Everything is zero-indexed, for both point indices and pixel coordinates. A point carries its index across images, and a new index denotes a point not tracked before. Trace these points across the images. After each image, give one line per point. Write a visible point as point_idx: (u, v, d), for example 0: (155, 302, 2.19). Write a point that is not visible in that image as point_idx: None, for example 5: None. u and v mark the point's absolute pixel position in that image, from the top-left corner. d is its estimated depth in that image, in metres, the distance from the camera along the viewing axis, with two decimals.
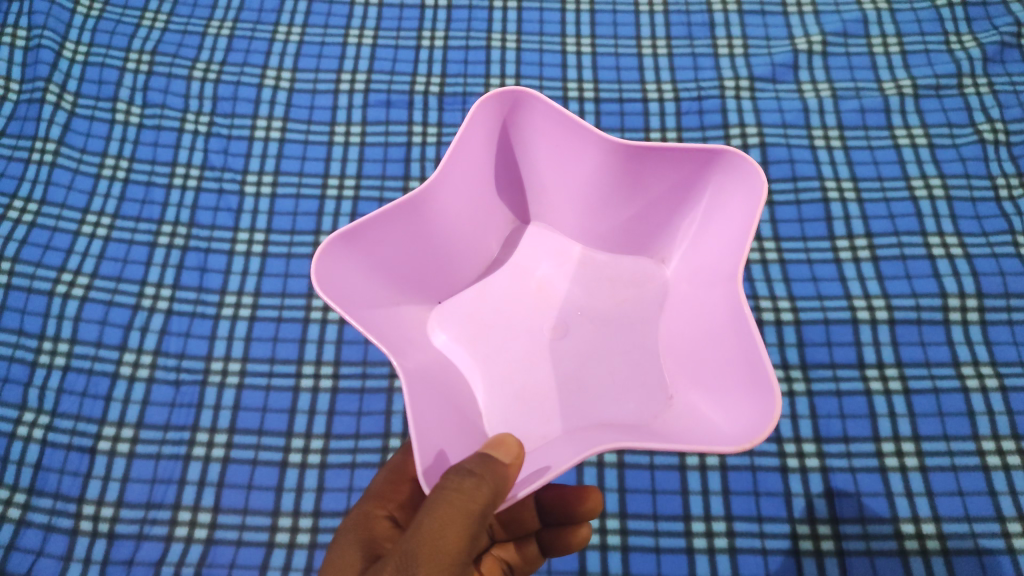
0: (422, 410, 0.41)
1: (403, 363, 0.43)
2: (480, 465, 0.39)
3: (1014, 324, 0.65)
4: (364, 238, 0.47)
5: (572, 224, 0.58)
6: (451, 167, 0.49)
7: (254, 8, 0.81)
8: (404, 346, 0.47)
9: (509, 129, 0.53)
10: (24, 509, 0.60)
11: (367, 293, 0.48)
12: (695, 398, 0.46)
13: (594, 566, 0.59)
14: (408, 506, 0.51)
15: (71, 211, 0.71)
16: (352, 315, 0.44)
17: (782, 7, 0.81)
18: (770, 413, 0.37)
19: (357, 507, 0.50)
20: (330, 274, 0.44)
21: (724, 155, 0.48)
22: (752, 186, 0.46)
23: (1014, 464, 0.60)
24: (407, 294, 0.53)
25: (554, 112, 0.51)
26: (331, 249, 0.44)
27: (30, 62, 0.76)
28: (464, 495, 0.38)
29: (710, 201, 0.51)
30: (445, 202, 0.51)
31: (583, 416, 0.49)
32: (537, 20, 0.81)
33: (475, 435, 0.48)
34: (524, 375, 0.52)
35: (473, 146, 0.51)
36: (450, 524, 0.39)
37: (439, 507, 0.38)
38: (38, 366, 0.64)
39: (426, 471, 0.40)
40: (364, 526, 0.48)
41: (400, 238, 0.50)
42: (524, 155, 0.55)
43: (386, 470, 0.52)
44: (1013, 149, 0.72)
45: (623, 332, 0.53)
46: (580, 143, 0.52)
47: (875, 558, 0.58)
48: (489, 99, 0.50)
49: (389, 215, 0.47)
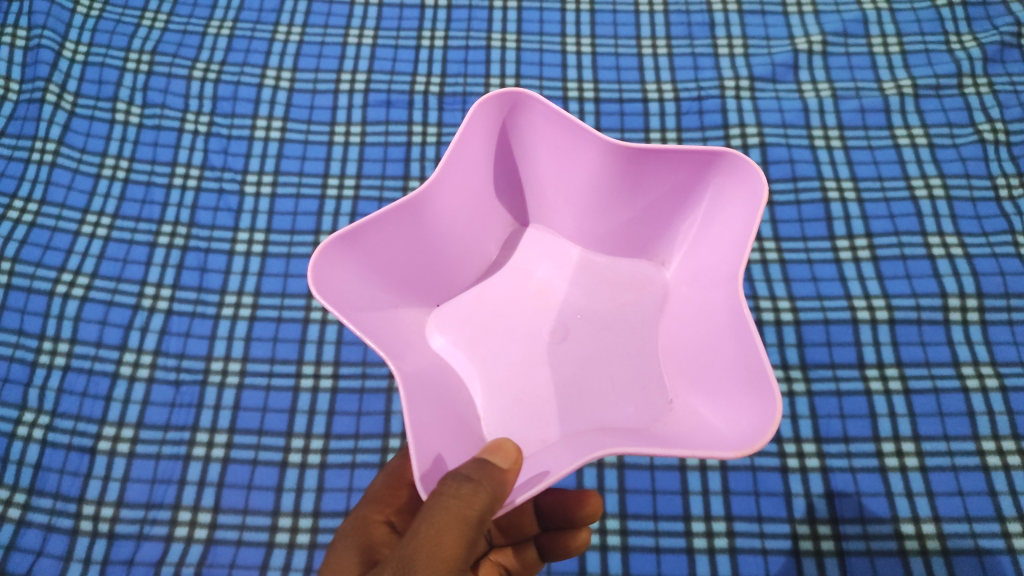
0: (419, 414, 0.41)
1: (401, 367, 0.43)
2: (477, 470, 0.39)
3: (1014, 324, 0.65)
4: (362, 240, 0.47)
5: (571, 226, 0.58)
6: (449, 168, 0.49)
7: (253, 8, 0.81)
8: (402, 349, 0.47)
9: (509, 130, 0.53)
10: (24, 510, 0.60)
11: (364, 296, 0.48)
12: (696, 402, 0.46)
13: (594, 566, 0.59)
14: (406, 511, 0.51)
15: (71, 211, 0.71)
16: (350, 318, 0.44)
17: (782, 7, 0.81)
18: (771, 418, 0.37)
19: (355, 512, 0.50)
20: (327, 276, 0.44)
21: (725, 156, 0.48)
22: (753, 188, 0.46)
23: (1014, 464, 0.60)
24: (405, 296, 0.53)
25: (553, 114, 0.51)
26: (328, 251, 0.44)
27: (30, 62, 0.76)
28: (461, 501, 0.38)
29: (711, 202, 0.51)
30: (444, 205, 0.51)
31: (583, 420, 0.49)
32: (537, 20, 0.81)
33: (473, 439, 0.48)
34: (523, 379, 0.52)
35: (472, 147, 0.51)
36: (447, 530, 0.39)
37: (436, 514, 0.38)
38: (38, 366, 0.64)
39: (425, 477, 0.40)
40: (362, 532, 0.48)
41: (398, 240, 0.50)
42: (524, 156, 0.55)
43: (385, 474, 0.52)
44: (1013, 148, 0.72)
45: (623, 335, 0.53)
46: (580, 144, 0.52)
47: (875, 558, 0.58)
48: (488, 100, 0.49)
49: (387, 217, 0.47)
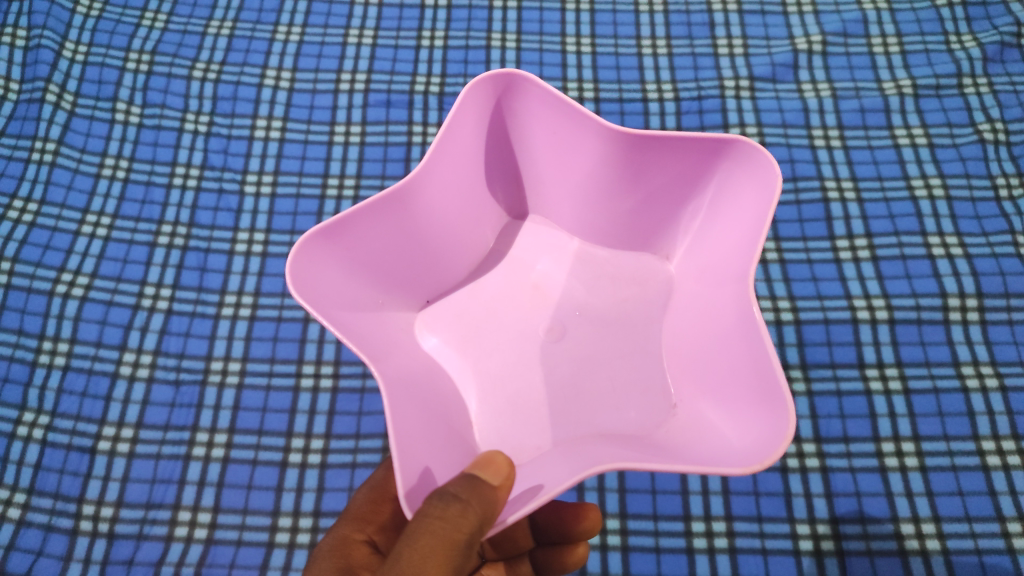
0: (405, 423, 0.41)
1: (384, 371, 0.43)
2: (466, 490, 0.39)
3: (1014, 324, 0.65)
4: (344, 234, 0.47)
5: (569, 215, 0.58)
6: (438, 158, 0.49)
7: (254, 8, 0.81)
8: (387, 351, 0.47)
9: (504, 112, 0.53)
10: (24, 510, 0.60)
11: (346, 294, 0.48)
12: (704, 407, 0.46)
13: (594, 566, 0.59)
14: (388, 529, 0.51)
15: (71, 211, 0.71)
16: (329, 316, 0.44)
17: (782, 7, 0.81)
18: (784, 430, 0.37)
19: (336, 530, 0.50)
20: (306, 271, 0.44)
21: (735, 144, 0.47)
22: (765, 179, 0.46)
23: (1014, 464, 0.60)
24: (392, 294, 0.53)
25: (552, 98, 0.50)
26: (307, 246, 0.44)
27: (30, 62, 0.76)
28: (448, 523, 0.38)
29: (717, 190, 0.51)
30: (433, 197, 0.51)
31: (581, 425, 0.49)
32: (537, 20, 0.81)
33: (466, 446, 0.48)
34: (518, 381, 0.52)
35: (463, 134, 0.51)
36: (432, 556, 0.39)
37: (420, 538, 0.38)
38: (38, 366, 0.64)
39: (410, 494, 0.39)
40: (342, 553, 0.48)
41: (383, 235, 0.50)
42: (520, 141, 0.55)
43: (368, 488, 0.52)
44: (1013, 149, 0.72)
45: (625, 335, 0.53)
46: (579, 130, 0.52)
47: (875, 558, 0.58)
48: (480, 82, 0.49)
49: (371, 210, 0.47)
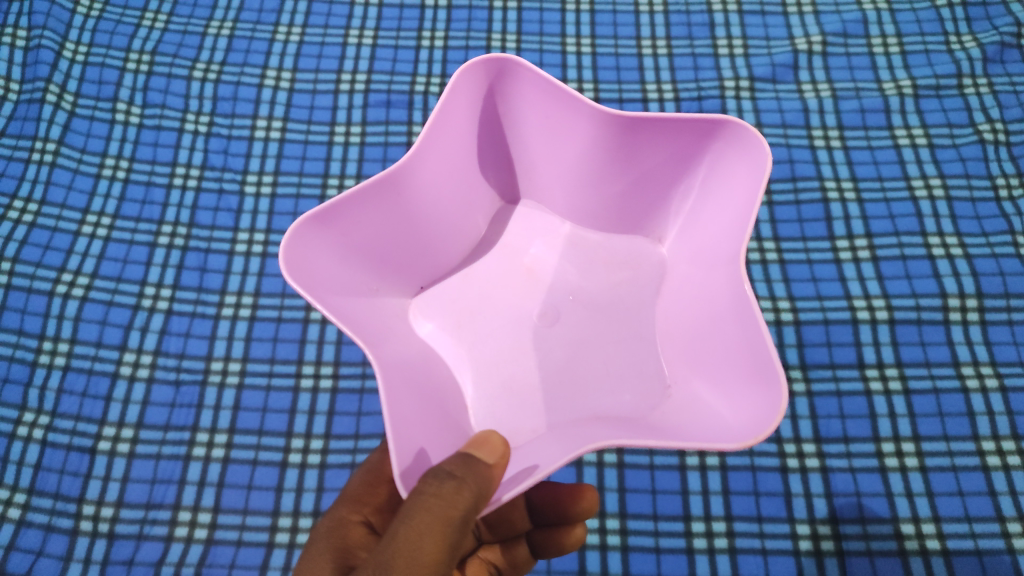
0: (399, 405, 0.41)
1: (380, 355, 0.43)
2: (461, 468, 0.39)
3: (1014, 324, 0.65)
4: (336, 219, 0.46)
5: (562, 199, 0.58)
6: (431, 142, 0.49)
7: (254, 8, 0.81)
8: (380, 336, 0.47)
9: (497, 97, 0.53)
10: (24, 510, 0.60)
11: (340, 279, 0.48)
12: (697, 387, 0.46)
13: (594, 565, 0.59)
14: (385, 510, 0.51)
15: (71, 211, 0.71)
16: (323, 300, 0.44)
17: (782, 7, 0.81)
18: (776, 405, 0.37)
19: (332, 513, 0.50)
20: (299, 256, 0.44)
21: (726, 125, 0.47)
22: (756, 159, 0.46)
23: (1014, 464, 0.60)
24: (386, 280, 0.53)
25: (543, 82, 0.50)
26: (300, 230, 0.44)
27: (30, 62, 0.76)
28: (443, 501, 0.38)
29: (709, 173, 0.51)
30: (426, 182, 0.51)
31: (576, 408, 0.49)
32: (537, 20, 0.81)
33: (460, 429, 0.48)
34: (512, 365, 0.52)
35: (455, 118, 0.51)
36: (428, 533, 0.38)
37: (416, 515, 0.38)
38: (38, 366, 0.64)
39: (405, 474, 0.39)
40: (338, 534, 0.48)
41: (376, 220, 0.49)
42: (512, 127, 0.55)
43: (364, 471, 0.52)
44: (1013, 149, 0.72)
45: (618, 318, 0.53)
46: (571, 113, 0.52)
47: (875, 558, 0.58)
48: (471, 66, 0.49)
49: (365, 194, 0.47)
